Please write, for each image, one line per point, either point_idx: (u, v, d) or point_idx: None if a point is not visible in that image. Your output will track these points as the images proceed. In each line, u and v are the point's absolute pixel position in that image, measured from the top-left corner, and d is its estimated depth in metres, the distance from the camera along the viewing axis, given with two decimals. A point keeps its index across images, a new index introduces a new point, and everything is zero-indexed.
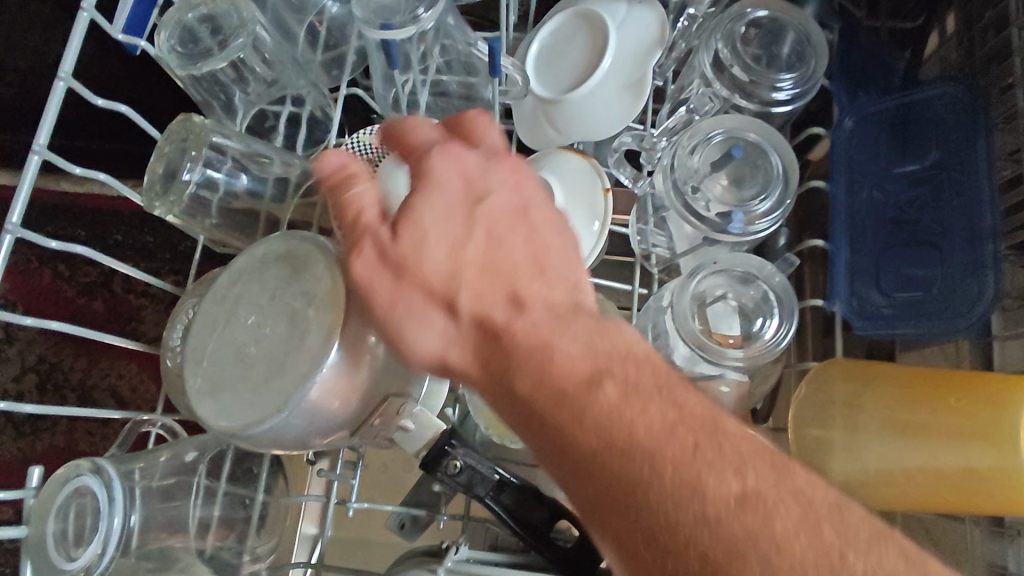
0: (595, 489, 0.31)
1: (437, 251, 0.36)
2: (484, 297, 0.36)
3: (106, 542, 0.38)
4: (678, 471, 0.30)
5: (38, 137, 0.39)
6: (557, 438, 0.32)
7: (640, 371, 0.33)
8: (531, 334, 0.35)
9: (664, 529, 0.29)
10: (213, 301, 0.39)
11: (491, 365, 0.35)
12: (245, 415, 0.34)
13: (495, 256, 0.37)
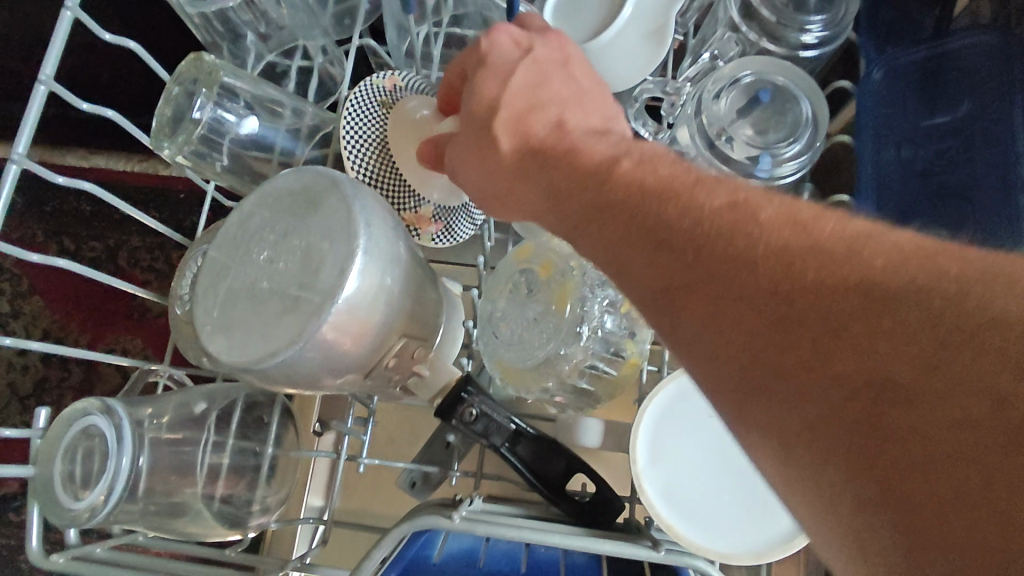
0: (621, 237, 0.29)
1: (485, 97, 0.38)
2: (522, 124, 0.37)
3: (112, 483, 0.37)
4: (688, 202, 0.27)
5: (44, 67, 0.38)
6: (583, 201, 0.32)
7: (656, 152, 0.31)
8: (562, 143, 0.35)
9: (694, 257, 0.26)
10: (223, 239, 0.37)
11: (528, 166, 0.36)
12: (258, 349, 0.33)
13: (534, 94, 0.38)
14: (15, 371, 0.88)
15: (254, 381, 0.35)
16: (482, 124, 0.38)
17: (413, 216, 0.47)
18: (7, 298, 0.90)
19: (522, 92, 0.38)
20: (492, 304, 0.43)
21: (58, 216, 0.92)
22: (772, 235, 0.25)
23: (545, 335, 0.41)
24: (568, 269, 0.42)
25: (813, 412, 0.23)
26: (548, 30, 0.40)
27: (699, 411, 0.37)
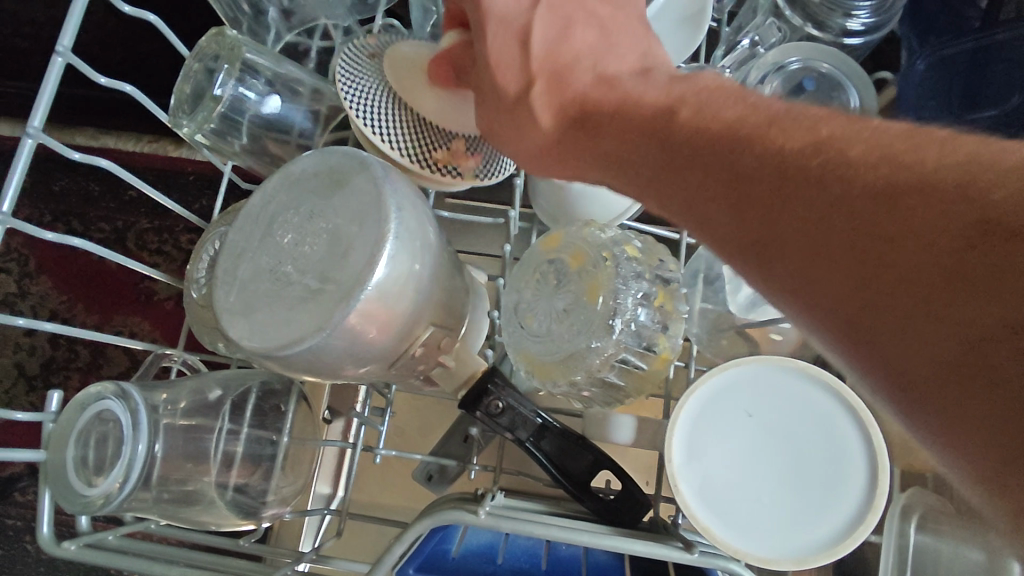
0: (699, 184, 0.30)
1: (511, 53, 0.37)
2: (562, 81, 0.37)
3: (128, 470, 0.36)
4: (764, 142, 0.28)
5: (62, 38, 0.36)
6: (653, 148, 0.32)
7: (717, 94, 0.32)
8: (615, 94, 0.35)
9: (777, 203, 0.27)
10: (245, 220, 0.36)
11: (580, 117, 0.36)
12: (281, 335, 0.32)
13: (564, 47, 0.37)
14: (21, 352, 0.88)
15: (276, 368, 0.34)
16: (514, 70, 0.37)
17: (447, 155, 0.43)
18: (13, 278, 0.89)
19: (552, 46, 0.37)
20: (519, 293, 0.42)
21: (66, 197, 0.91)
22: (864, 169, 0.25)
23: (576, 328, 0.40)
24: (600, 260, 0.40)
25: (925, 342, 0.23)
26: None
27: (739, 408, 0.35)
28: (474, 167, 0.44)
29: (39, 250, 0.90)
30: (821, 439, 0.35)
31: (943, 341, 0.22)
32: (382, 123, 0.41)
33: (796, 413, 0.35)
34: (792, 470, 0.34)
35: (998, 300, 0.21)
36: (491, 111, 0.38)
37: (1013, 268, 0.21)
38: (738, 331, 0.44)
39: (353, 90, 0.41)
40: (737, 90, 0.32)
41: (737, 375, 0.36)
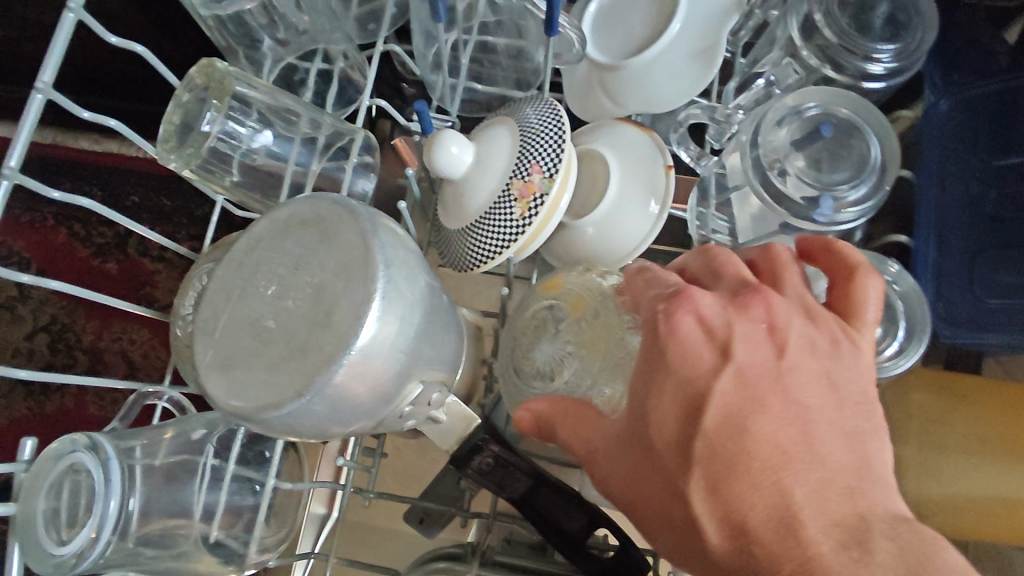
0: (671, 431, 0.30)
1: (709, 342, 0.31)
2: (732, 412, 0.29)
3: (100, 527, 0.34)
4: (719, 487, 0.29)
5: (43, 73, 0.35)
6: (640, 436, 0.32)
7: (724, 404, 0.30)
8: (679, 340, 0.31)
9: (746, 535, 0.28)
10: (229, 267, 0.35)
11: (667, 397, 0.31)
12: (263, 398, 0.30)
13: (737, 427, 0.29)
14: (20, 356, 0.86)
15: (255, 429, 0.32)
16: (666, 408, 0.31)
17: (523, 184, 0.42)
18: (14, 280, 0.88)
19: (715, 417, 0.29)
20: (516, 340, 0.41)
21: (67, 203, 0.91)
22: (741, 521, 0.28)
23: (576, 381, 0.38)
24: (601, 309, 0.39)
25: None
26: (691, 290, 0.32)
27: None
28: (541, 174, 0.42)
29: (41, 251, 0.89)
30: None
31: None
32: (455, 259, 0.44)
33: None
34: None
35: None
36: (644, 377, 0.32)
37: None
38: None
39: (455, 257, 0.45)
40: (748, 431, 0.29)
41: None
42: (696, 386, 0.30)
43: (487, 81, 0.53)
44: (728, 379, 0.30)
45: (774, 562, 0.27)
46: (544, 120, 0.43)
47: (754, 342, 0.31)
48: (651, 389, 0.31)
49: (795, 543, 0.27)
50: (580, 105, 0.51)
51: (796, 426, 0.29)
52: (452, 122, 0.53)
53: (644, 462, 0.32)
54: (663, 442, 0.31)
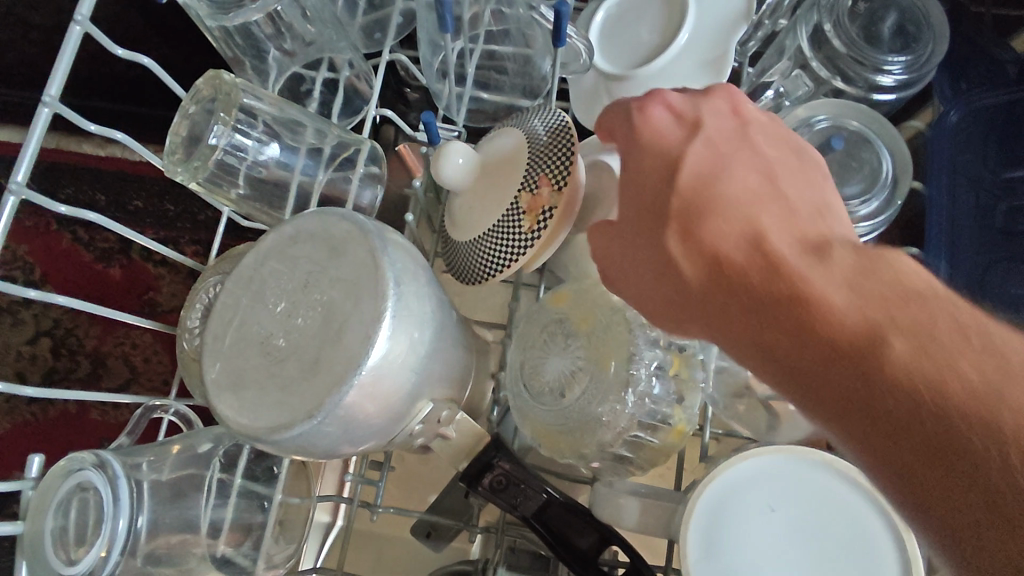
0: (651, 197, 0.34)
1: (685, 135, 0.35)
2: (709, 167, 0.34)
3: (111, 545, 0.34)
4: (722, 276, 0.31)
5: (50, 87, 0.35)
6: (639, 206, 0.34)
7: (715, 181, 0.34)
8: (663, 149, 0.35)
9: (765, 300, 0.30)
10: (238, 283, 0.34)
11: (639, 171, 0.35)
12: (273, 418, 0.30)
13: (721, 205, 0.33)
14: (24, 360, 0.86)
15: (265, 448, 0.32)
16: (648, 174, 0.35)
17: (532, 197, 0.41)
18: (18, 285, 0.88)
19: (696, 174, 0.34)
20: (524, 352, 0.40)
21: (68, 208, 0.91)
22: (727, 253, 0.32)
23: (586, 397, 0.37)
24: (612, 324, 0.38)
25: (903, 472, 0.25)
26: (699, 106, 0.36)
27: (759, 503, 0.33)
28: (550, 186, 0.41)
29: (43, 256, 0.89)
30: (847, 529, 0.33)
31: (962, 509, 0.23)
32: (464, 271, 0.44)
33: (819, 502, 0.33)
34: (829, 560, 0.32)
35: (960, 492, 0.23)
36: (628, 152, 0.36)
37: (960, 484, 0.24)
38: (758, 399, 0.41)
39: (463, 268, 0.44)
40: (759, 244, 0.31)
41: (749, 466, 0.34)
42: (674, 164, 0.34)
43: (494, 90, 0.53)
44: (716, 175, 0.34)
45: (826, 377, 0.27)
46: (553, 131, 0.42)
47: (752, 182, 0.34)
48: (633, 178, 0.35)
49: (836, 367, 0.27)
50: (585, 115, 0.50)
51: (763, 177, 0.34)
52: (458, 132, 0.53)
53: (638, 233, 0.34)
54: (659, 196, 0.34)
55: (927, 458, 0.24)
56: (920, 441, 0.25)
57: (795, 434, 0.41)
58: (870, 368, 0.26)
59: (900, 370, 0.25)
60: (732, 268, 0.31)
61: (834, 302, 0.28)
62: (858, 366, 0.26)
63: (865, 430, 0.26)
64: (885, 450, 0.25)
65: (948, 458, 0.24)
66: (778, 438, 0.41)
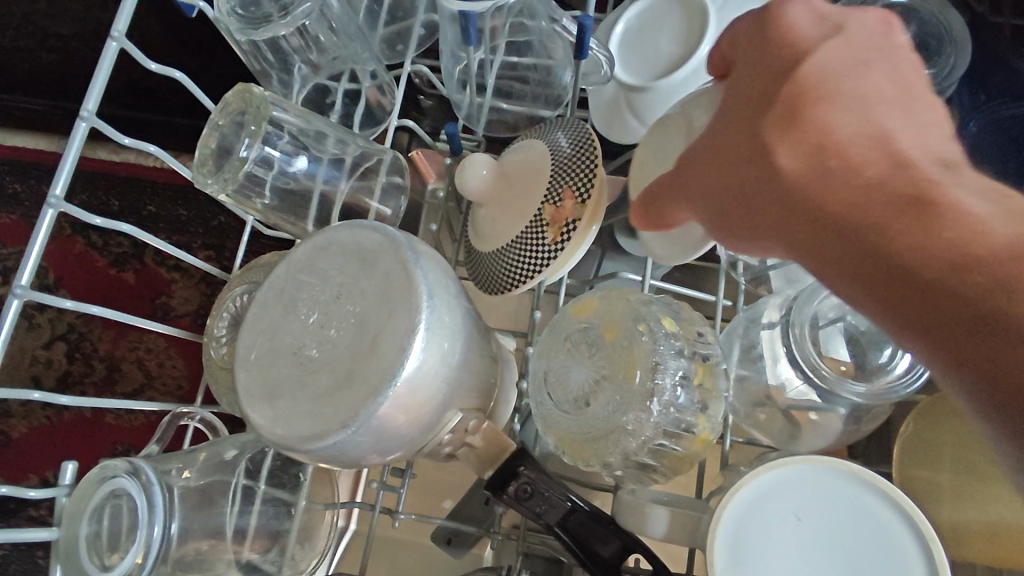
0: (758, 90, 0.34)
1: (815, 32, 0.34)
2: (848, 70, 0.33)
3: (146, 551, 0.35)
4: (818, 160, 0.31)
5: (87, 101, 0.35)
6: (744, 102, 0.34)
7: (836, 78, 0.32)
8: (791, 46, 0.34)
9: (842, 178, 0.30)
10: (270, 294, 0.35)
11: (745, 68, 0.35)
12: (308, 428, 0.31)
13: (846, 97, 0.32)
14: (39, 365, 0.87)
15: (297, 457, 0.32)
16: (768, 70, 0.34)
17: (555, 209, 0.42)
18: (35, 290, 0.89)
19: (826, 69, 0.33)
20: (549, 362, 0.40)
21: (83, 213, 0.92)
22: (844, 135, 0.31)
23: (612, 406, 0.38)
24: (637, 334, 0.39)
25: (938, 330, 0.27)
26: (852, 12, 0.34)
27: (786, 512, 0.33)
28: (573, 198, 0.42)
29: (60, 261, 0.90)
30: (875, 539, 0.33)
31: (993, 364, 0.25)
32: (487, 279, 0.45)
33: (846, 512, 0.33)
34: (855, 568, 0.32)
35: (995, 355, 0.25)
36: (747, 48, 0.35)
37: (989, 348, 0.25)
38: (780, 409, 0.41)
39: (488, 277, 0.45)
40: (871, 129, 0.31)
41: (775, 474, 0.34)
42: (800, 62, 0.33)
43: (515, 101, 0.54)
44: (838, 73, 0.33)
45: (880, 241, 0.28)
46: (576, 144, 0.43)
47: (886, 86, 0.32)
48: (750, 71, 0.35)
49: (879, 235, 0.29)
50: (603, 122, 0.51)
51: (895, 84, 0.32)
52: (478, 141, 0.54)
53: (733, 129, 0.35)
54: (766, 92, 0.34)
55: (990, 331, 0.25)
56: (954, 302, 0.26)
57: (817, 443, 0.41)
58: (922, 239, 0.27)
59: (974, 244, 0.26)
60: (831, 152, 0.31)
61: (921, 183, 0.29)
62: (918, 235, 0.27)
63: (926, 308, 0.27)
64: (935, 310, 0.27)
65: (989, 321, 0.25)
66: (799, 446, 0.41)
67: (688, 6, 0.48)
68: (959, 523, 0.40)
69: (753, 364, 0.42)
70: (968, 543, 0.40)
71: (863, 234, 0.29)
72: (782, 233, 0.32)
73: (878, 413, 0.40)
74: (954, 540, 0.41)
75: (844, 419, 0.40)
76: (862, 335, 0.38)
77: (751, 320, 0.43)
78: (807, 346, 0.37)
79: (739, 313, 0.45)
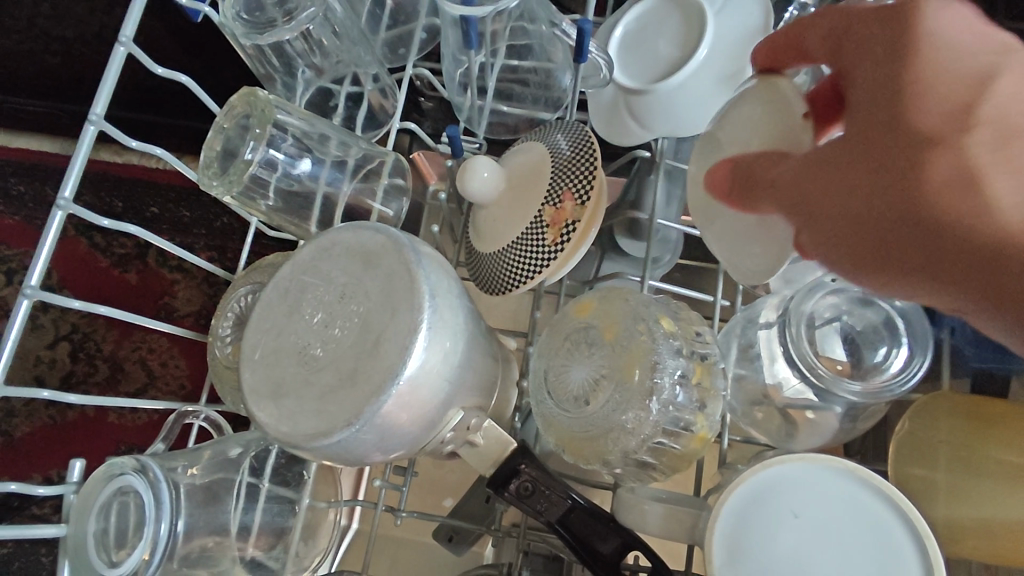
0: (892, 102, 0.28)
1: (977, 45, 0.28)
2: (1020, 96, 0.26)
3: (153, 548, 0.35)
4: (969, 185, 0.25)
5: (95, 106, 0.36)
6: (883, 115, 0.28)
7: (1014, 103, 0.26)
8: (946, 58, 0.28)
9: (983, 204, 0.25)
10: (275, 294, 0.35)
11: (881, 78, 0.29)
12: (313, 425, 0.31)
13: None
14: (43, 365, 0.88)
15: (302, 455, 0.33)
16: (908, 82, 0.28)
17: (554, 210, 0.43)
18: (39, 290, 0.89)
19: (1006, 94, 0.26)
20: (549, 362, 0.41)
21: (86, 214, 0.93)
22: (984, 152, 0.25)
23: (612, 405, 0.38)
24: (636, 334, 0.39)
25: None
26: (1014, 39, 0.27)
27: (783, 509, 0.34)
28: (573, 200, 0.42)
29: (63, 262, 0.91)
30: (870, 535, 0.33)
31: None
32: (488, 280, 0.45)
33: (842, 509, 0.34)
34: (851, 565, 0.33)
35: None
36: (872, 60, 0.30)
37: None
38: (778, 408, 0.42)
39: (490, 278, 0.45)
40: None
41: (772, 471, 0.34)
42: (962, 80, 0.27)
43: (516, 103, 0.54)
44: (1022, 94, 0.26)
45: None
46: (575, 147, 0.44)
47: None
48: (896, 85, 0.28)
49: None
50: (604, 126, 0.51)
51: None
52: (479, 144, 0.54)
53: (870, 145, 0.28)
54: (905, 104, 0.28)
55: None
56: None
57: (814, 441, 0.42)
58: None
59: None
60: (959, 183, 0.25)
61: None
62: None
63: None
64: None
65: None
66: (796, 444, 0.42)
67: (687, 10, 0.48)
68: (953, 520, 0.41)
69: (751, 364, 0.43)
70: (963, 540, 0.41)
71: (999, 248, 0.24)
72: (932, 277, 0.26)
73: (874, 412, 0.40)
74: (949, 538, 0.41)
75: (841, 418, 0.40)
76: (856, 335, 0.39)
77: (749, 321, 0.44)
78: (803, 344, 0.36)
79: (737, 313, 0.46)
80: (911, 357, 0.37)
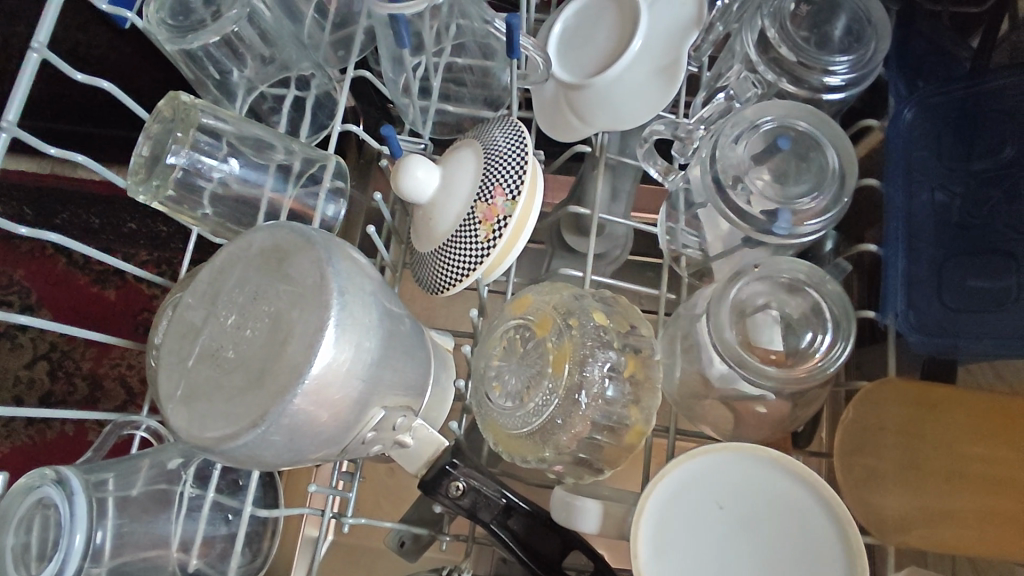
0: None
1: None
2: None
3: (64, 563, 0.34)
4: None
5: (8, 113, 0.35)
6: None
7: None
8: None
9: None
10: (192, 299, 0.35)
11: None
12: (218, 429, 0.31)
13: None
14: (21, 385, 0.87)
15: (221, 460, 0.32)
16: None
17: (487, 206, 0.42)
18: (15, 310, 0.89)
19: None
20: (485, 362, 0.40)
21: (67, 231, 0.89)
22: None
23: (544, 397, 0.37)
24: (566, 329, 0.38)
25: None
26: None
27: (709, 499, 0.35)
28: (504, 195, 0.42)
29: (43, 283, 0.90)
30: (788, 522, 0.35)
31: None
32: (428, 276, 0.44)
33: (764, 498, 0.35)
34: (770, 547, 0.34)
35: None
36: None
37: None
38: (720, 399, 0.41)
39: (431, 277, 0.44)
40: None
41: (696, 464, 0.35)
42: None
43: (458, 103, 0.54)
44: None
45: None
46: (509, 142, 0.43)
47: None
48: None
49: None
50: (547, 121, 0.51)
51: None
52: (424, 144, 0.53)
53: None
54: None
55: None
56: None
57: (755, 433, 0.41)
58: None
59: None
60: None
61: None
62: None
63: None
64: None
65: None
66: (741, 436, 0.41)
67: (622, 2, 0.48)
68: (899, 509, 0.40)
69: (691, 357, 0.41)
70: (901, 524, 0.40)
71: None
72: None
73: (814, 399, 0.40)
74: (895, 527, 0.40)
75: (781, 407, 0.40)
76: (790, 317, 0.38)
77: (690, 315, 0.42)
78: (725, 331, 0.36)
79: (681, 307, 0.45)
80: (832, 342, 0.36)
